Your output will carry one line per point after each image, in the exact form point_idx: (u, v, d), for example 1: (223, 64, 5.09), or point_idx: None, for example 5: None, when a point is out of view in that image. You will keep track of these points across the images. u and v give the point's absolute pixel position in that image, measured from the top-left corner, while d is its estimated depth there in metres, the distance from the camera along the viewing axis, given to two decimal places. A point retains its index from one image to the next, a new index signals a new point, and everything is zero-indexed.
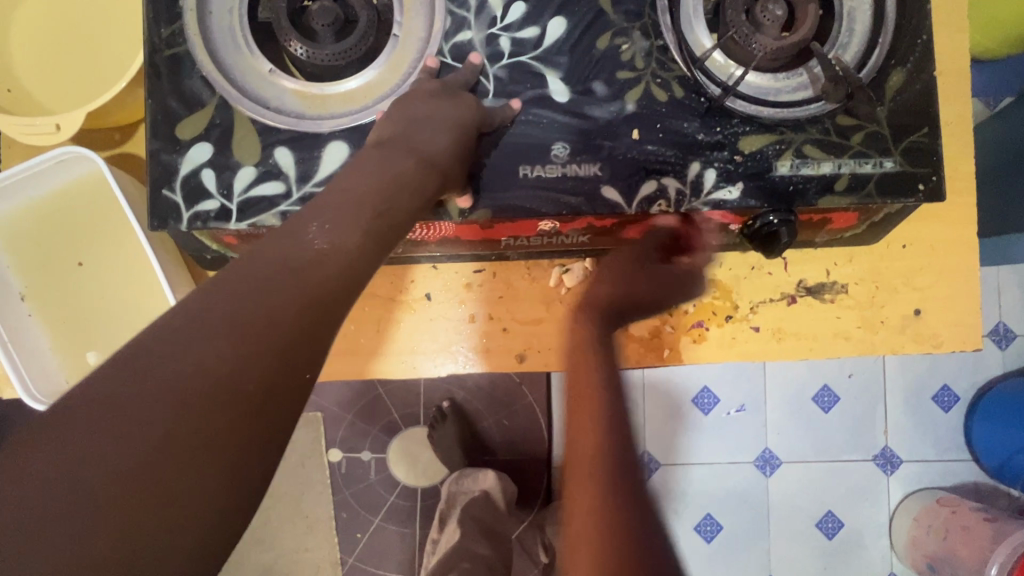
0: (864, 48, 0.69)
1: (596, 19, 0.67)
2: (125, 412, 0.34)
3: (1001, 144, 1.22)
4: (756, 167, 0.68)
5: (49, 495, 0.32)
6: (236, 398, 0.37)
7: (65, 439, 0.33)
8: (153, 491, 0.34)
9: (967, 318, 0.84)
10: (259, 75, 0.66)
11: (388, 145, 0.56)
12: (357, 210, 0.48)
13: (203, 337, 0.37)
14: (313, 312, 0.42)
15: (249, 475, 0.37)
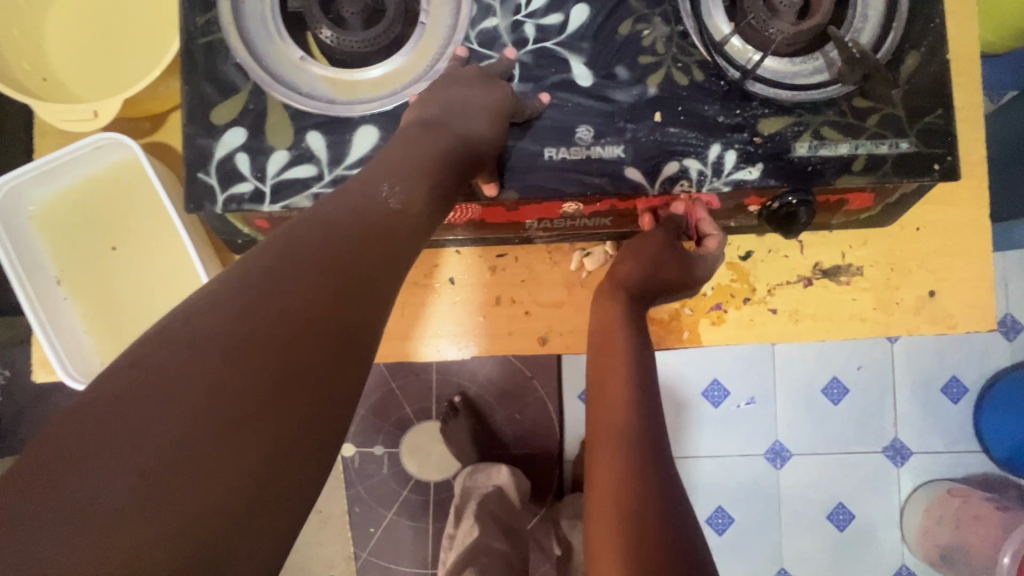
0: (878, 32, 0.71)
1: (618, 6, 0.69)
2: (234, 347, 0.38)
3: (1009, 133, 1.24)
4: (775, 148, 0.69)
5: (171, 421, 0.34)
6: (329, 335, 0.42)
7: (181, 370, 0.36)
8: (268, 415, 0.37)
9: (980, 299, 0.86)
10: (291, 62, 0.68)
11: (433, 127, 0.59)
12: (414, 180, 0.54)
13: (295, 277, 0.42)
14: (381, 268, 0.48)
15: (339, 406, 0.42)
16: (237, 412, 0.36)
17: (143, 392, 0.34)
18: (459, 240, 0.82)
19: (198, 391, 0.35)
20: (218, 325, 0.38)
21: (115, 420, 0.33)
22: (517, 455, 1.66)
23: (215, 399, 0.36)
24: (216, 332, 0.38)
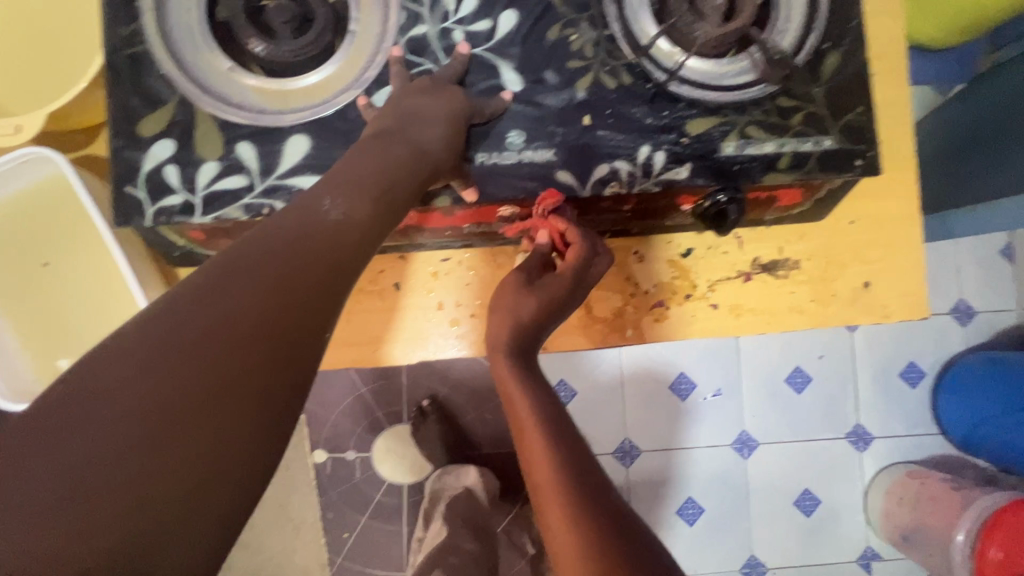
0: (800, 33, 0.73)
1: (546, 11, 0.70)
2: (174, 359, 0.38)
3: (952, 126, 1.28)
4: (703, 148, 0.71)
5: (106, 433, 0.35)
6: (274, 344, 0.42)
7: (122, 382, 0.36)
8: (208, 426, 0.38)
9: (912, 289, 0.89)
10: (219, 73, 0.68)
11: (386, 136, 0.59)
12: (356, 192, 0.53)
13: (241, 291, 0.42)
14: (332, 275, 0.47)
15: (282, 414, 0.42)
16: (175, 422, 0.37)
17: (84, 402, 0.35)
18: (405, 245, 0.83)
19: (138, 402, 0.36)
20: (161, 336, 0.38)
21: (52, 431, 0.34)
22: (489, 455, 1.67)
23: (153, 410, 0.36)
24: (157, 344, 0.38)
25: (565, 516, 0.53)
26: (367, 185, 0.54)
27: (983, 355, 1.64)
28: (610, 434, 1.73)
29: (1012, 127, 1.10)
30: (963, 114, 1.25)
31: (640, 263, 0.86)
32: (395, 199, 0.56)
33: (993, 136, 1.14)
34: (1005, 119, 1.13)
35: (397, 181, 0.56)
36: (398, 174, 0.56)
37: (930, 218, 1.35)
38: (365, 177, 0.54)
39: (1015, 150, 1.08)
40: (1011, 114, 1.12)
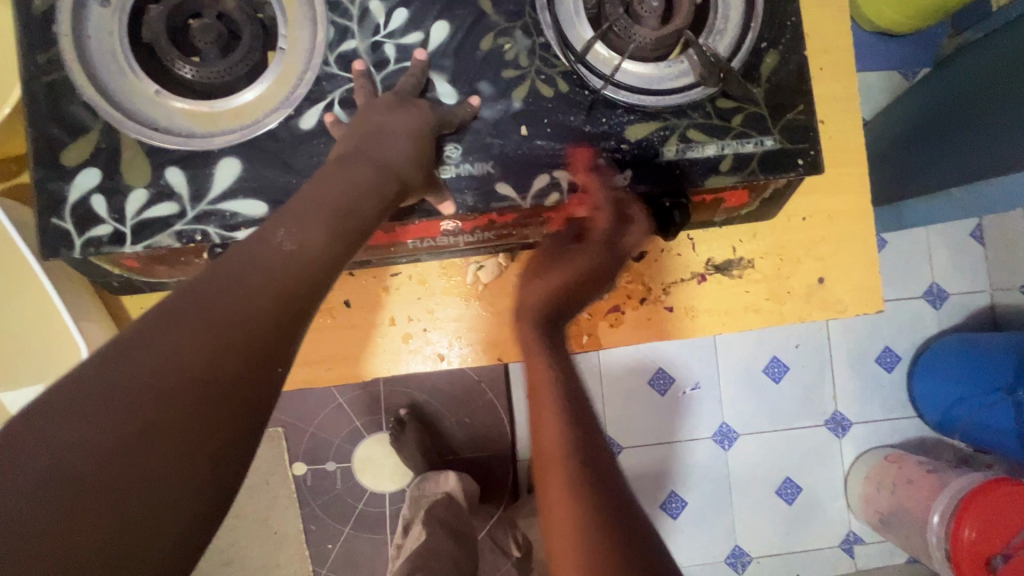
0: (738, 34, 0.72)
1: (478, 21, 0.69)
2: (90, 417, 0.34)
3: (912, 113, 1.28)
4: (643, 154, 0.70)
5: (2, 511, 0.31)
6: (208, 394, 0.38)
7: (29, 445, 0.33)
8: (123, 490, 0.34)
9: (867, 283, 0.89)
10: (145, 97, 0.66)
11: (349, 157, 0.56)
12: (311, 221, 0.48)
13: (170, 343, 0.38)
14: (280, 314, 0.43)
15: (217, 473, 0.38)
16: (85, 488, 0.33)
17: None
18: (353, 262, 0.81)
19: (44, 466, 0.33)
20: (78, 392, 0.35)
21: None
22: (470, 461, 1.67)
23: (62, 475, 0.33)
24: (72, 401, 0.35)
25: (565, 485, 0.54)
26: (322, 213, 0.49)
27: (957, 337, 1.64)
28: (591, 432, 1.74)
29: (968, 118, 1.10)
30: (925, 102, 1.24)
31: None
32: (356, 226, 0.51)
33: (948, 127, 1.14)
34: (963, 110, 1.12)
35: (355, 206, 0.51)
36: (359, 200, 0.52)
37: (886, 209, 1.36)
38: (322, 204, 0.50)
39: (968, 142, 1.08)
40: (969, 105, 1.11)
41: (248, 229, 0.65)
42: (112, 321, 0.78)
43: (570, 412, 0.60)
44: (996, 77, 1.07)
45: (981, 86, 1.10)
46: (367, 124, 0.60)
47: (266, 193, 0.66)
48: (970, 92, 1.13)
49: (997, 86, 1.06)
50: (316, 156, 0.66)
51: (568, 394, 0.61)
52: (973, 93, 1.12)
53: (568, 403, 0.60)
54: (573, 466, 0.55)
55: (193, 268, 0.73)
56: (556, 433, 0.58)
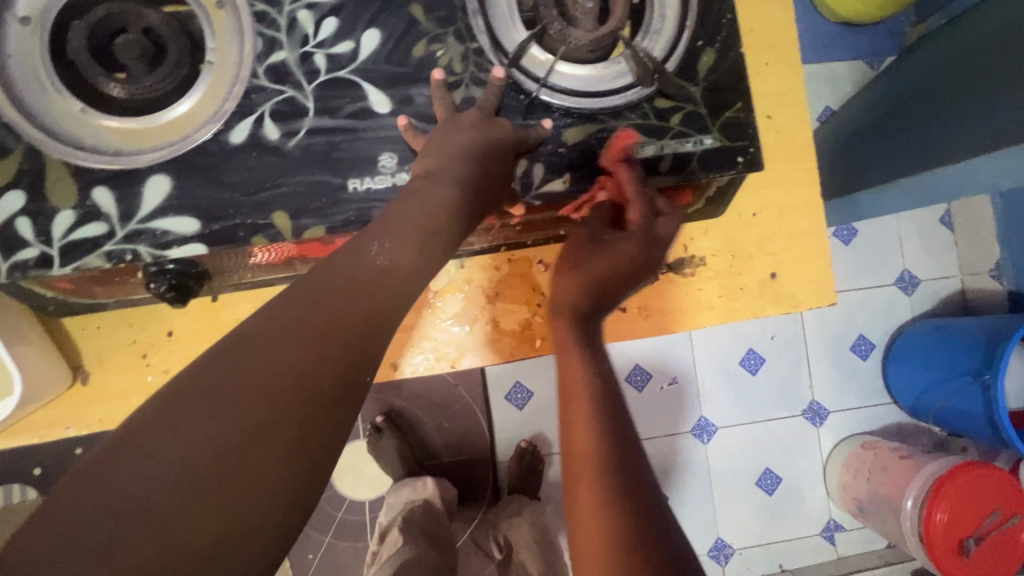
0: (674, 33, 0.72)
1: (409, 28, 0.68)
2: (222, 404, 0.40)
3: (876, 102, 1.29)
4: (580, 157, 0.70)
5: (166, 463, 0.37)
6: (308, 392, 0.43)
7: (173, 428, 0.38)
8: (236, 472, 0.39)
9: (819, 275, 0.89)
10: (71, 115, 0.65)
11: (436, 175, 0.59)
12: (397, 236, 0.54)
13: (290, 339, 0.44)
14: (366, 327, 0.48)
15: (320, 455, 0.43)
16: (208, 469, 0.38)
17: (141, 446, 0.37)
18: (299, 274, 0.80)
19: (181, 446, 0.38)
20: (213, 384, 0.41)
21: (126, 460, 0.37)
22: (449, 466, 1.60)
23: (195, 456, 0.38)
24: (208, 392, 0.41)
25: (594, 493, 0.50)
26: (409, 229, 0.55)
27: (929, 324, 1.57)
28: None
29: (930, 105, 1.09)
30: (893, 91, 1.23)
31: (545, 272, 0.87)
32: (440, 243, 0.57)
33: (909, 115, 1.13)
34: (925, 97, 1.12)
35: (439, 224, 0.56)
36: (445, 217, 0.57)
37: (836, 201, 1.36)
38: (410, 218, 0.56)
39: (922, 131, 1.07)
40: (931, 91, 1.11)
41: (180, 247, 0.64)
42: (54, 344, 0.76)
43: (602, 419, 0.56)
44: (960, 61, 1.07)
45: (944, 73, 1.10)
46: (444, 143, 0.61)
47: (198, 210, 0.65)
48: (935, 79, 1.12)
49: (961, 70, 1.05)
50: (247, 170, 0.66)
51: (599, 401, 0.57)
52: (936, 80, 1.12)
53: (602, 410, 0.57)
54: (602, 473, 0.51)
55: (131, 287, 0.72)
56: (589, 439, 0.55)
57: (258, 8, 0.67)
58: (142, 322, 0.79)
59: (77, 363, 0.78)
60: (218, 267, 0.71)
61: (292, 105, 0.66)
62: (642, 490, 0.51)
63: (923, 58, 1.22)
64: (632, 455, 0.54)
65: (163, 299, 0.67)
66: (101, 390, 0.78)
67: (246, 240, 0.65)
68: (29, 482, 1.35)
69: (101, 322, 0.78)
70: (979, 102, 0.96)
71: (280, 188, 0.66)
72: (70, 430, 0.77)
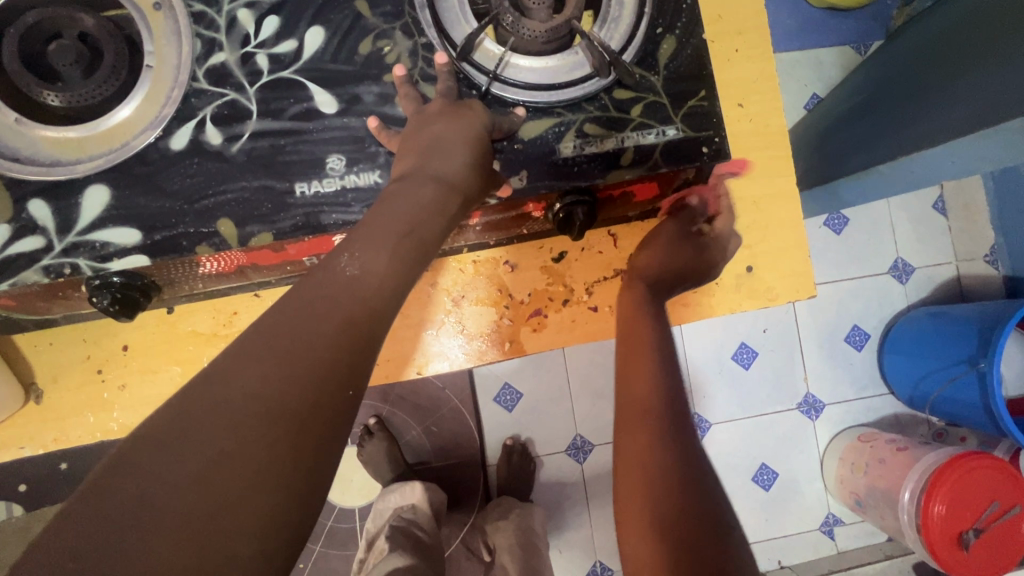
0: (633, 20, 0.69)
1: (354, 24, 0.66)
2: (185, 437, 0.36)
3: (863, 87, 1.25)
4: (538, 152, 0.67)
5: (121, 512, 0.33)
6: (277, 419, 0.38)
7: (128, 475, 0.34)
8: (201, 517, 0.34)
9: (797, 268, 0.87)
10: (6, 126, 0.63)
11: (409, 177, 0.55)
12: (370, 241, 0.49)
13: (254, 364, 0.40)
14: (342, 342, 0.43)
15: (296, 488, 0.38)
16: (168, 517, 0.33)
17: (93, 500, 0.33)
18: (255, 283, 0.77)
19: (136, 495, 0.33)
20: (172, 423, 0.37)
21: (82, 512, 0.32)
22: (439, 471, 1.54)
23: (154, 503, 0.33)
24: (167, 431, 0.36)
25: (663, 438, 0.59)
26: (382, 233, 0.50)
27: (923, 311, 1.51)
28: (557, 434, 1.56)
29: (918, 86, 1.05)
30: (881, 75, 1.20)
31: (512, 272, 0.85)
32: (420, 243, 0.52)
33: (896, 98, 1.09)
34: (913, 79, 1.08)
35: (414, 223, 0.52)
36: (421, 218, 0.52)
37: (819, 188, 1.30)
38: (385, 222, 0.51)
39: (907, 113, 1.03)
40: (921, 71, 1.07)
41: (121, 258, 0.62)
42: (5, 363, 0.74)
43: (660, 386, 0.64)
44: (949, 38, 1.03)
45: (932, 53, 1.07)
46: (420, 137, 0.58)
47: (139, 220, 0.62)
48: (923, 59, 1.09)
49: (949, 48, 1.01)
50: (188, 177, 0.63)
51: (661, 368, 0.66)
52: (924, 60, 1.08)
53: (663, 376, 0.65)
54: (664, 432, 0.60)
55: (79, 301, 0.70)
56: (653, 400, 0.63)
57: (195, 9, 0.65)
58: (96, 337, 0.77)
59: (30, 381, 0.76)
60: (166, 278, 0.68)
61: (233, 108, 0.64)
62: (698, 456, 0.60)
63: (911, 38, 1.19)
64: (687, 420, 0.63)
65: (107, 314, 0.63)
66: (56, 409, 0.76)
67: (190, 250, 0.62)
68: (11, 500, 1.33)
69: (54, 337, 0.76)
70: (966, 80, 0.92)
71: (223, 196, 0.63)
72: (25, 450, 0.76)
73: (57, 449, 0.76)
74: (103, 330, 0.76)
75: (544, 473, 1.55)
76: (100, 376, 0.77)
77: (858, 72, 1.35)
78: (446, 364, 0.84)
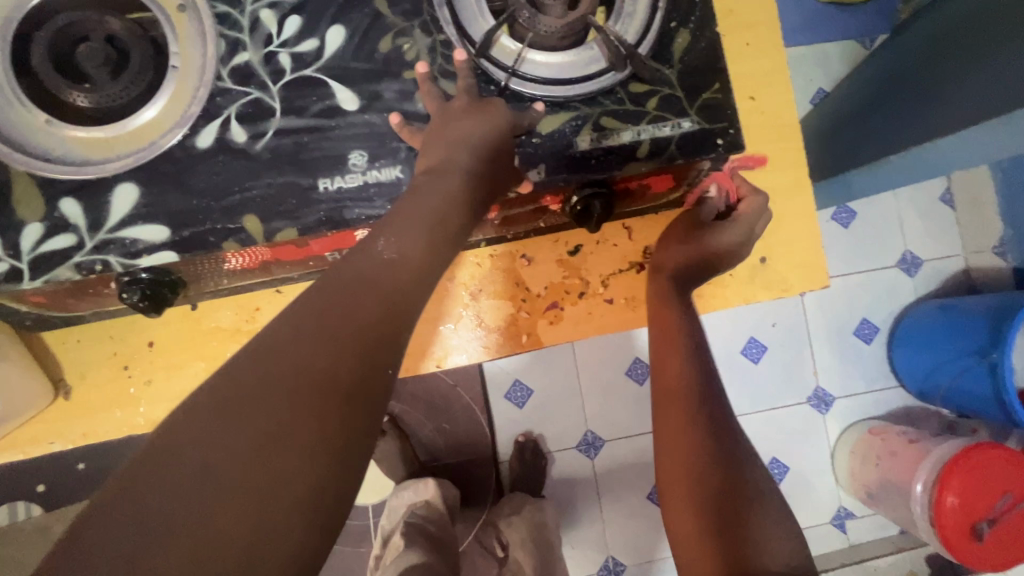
0: (647, 14, 0.70)
1: (374, 23, 0.67)
2: (239, 410, 0.38)
3: (871, 79, 1.26)
4: (555, 145, 0.68)
5: (185, 477, 0.35)
6: (325, 394, 0.40)
7: (188, 443, 0.37)
8: (256, 483, 0.36)
9: (810, 260, 0.88)
10: (36, 127, 0.64)
11: (436, 171, 0.56)
12: (403, 230, 0.51)
13: (300, 342, 0.42)
14: (381, 323, 0.45)
15: (342, 459, 0.40)
16: (225, 483, 0.36)
17: (155, 464, 0.35)
18: (277, 278, 0.78)
19: (197, 460, 0.36)
20: (226, 394, 0.39)
21: (149, 476, 0.35)
22: (451, 467, 1.55)
23: (214, 469, 0.36)
24: (222, 402, 0.38)
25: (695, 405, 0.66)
26: (413, 224, 0.51)
27: (934, 303, 1.51)
28: (568, 429, 1.56)
29: (927, 76, 1.05)
30: (889, 68, 1.20)
31: (529, 266, 0.86)
32: (448, 234, 0.53)
33: (905, 88, 1.09)
34: (922, 70, 1.08)
35: (443, 214, 0.53)
36: (449, 210, 0.54)
37: (828, 180, 1.30)
38: (414, 213, 0.52)
39: (916, 104, 1.03)
40: (929, 61, 1.07)
41: (150, 254, 0.63)
42: (34, 360, 0.75)
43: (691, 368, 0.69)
44: (956, 26, 1.03)
45: (940, 42, 1.07)
46: (445, 133, 0.59)
47: (167, 217, 0.64)
48: (931, 49, 1.09)
49: (957, 36, 1.02)
50: (214, 175, 0.65)
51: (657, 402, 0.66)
52: (933, 49, 1.08)
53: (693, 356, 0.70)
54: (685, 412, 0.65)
55: (108, 298, 0.72)
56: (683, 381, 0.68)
57: (220, 10, 0.66)
58: (122, 334, 0.78)
59: (58, 377, 0.77)
60: (192, 274, 0.70)
61: (257, 106, 0.66)
62: (722, 429, 0.65)
63: (920, 28, 1.19)
64: (720, 399, 0.68)
65: (137, 310, 0.65)
66: (84, 404, 0.77)
67: (217, 245, 0.64)
68: (31, 500, 1.35)
69: (80, 335, 0.78)
70: (977, 68, 0.92)
71: (248, 192, 0.64)
72: (54, 445, 0.77)
73: (85, 443, 0.78)
74: (128, 326, 0.77)
75: (555, 469, 1.56)
76: (127, 372, 0.78)
77: (864, 66, 1.36)
78: (464, 357, 0.86)
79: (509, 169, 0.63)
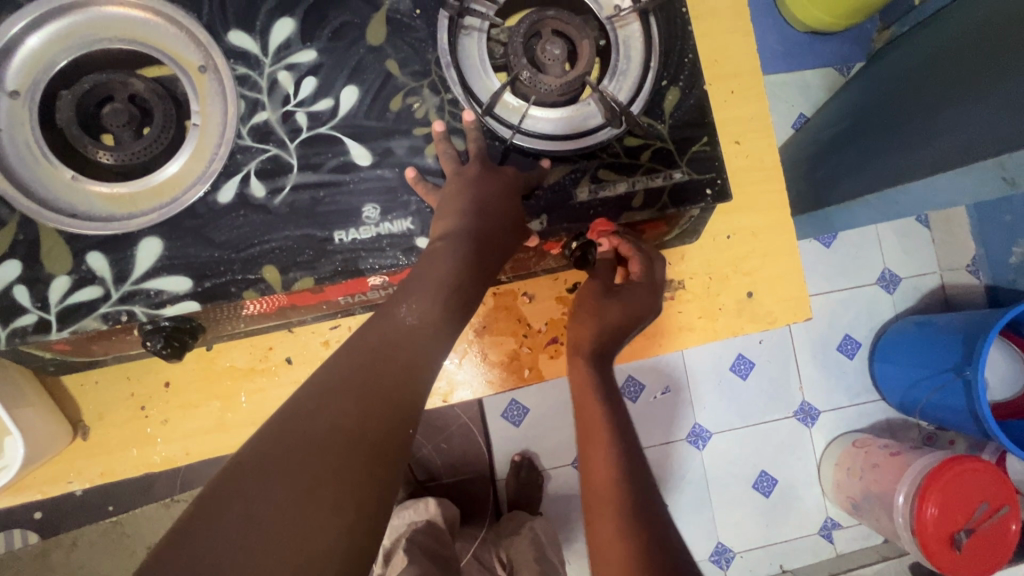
0: (640, 73, 0.75)
1: (385, 83, 0.71)
2: (280, 464, 0.41)
3: (849, 111, 1.32)
4: (559, 197, 0.73)
5: (231, 529, 0.38)
6: (356, 451, 0.44)
7: (231, 500, 0.39)
8: (294, 535, 0.39)
9: (794, 293, 0.93)
10: (62, 183, 0.67)
11: (452, 236, 0.61)
12: (422, 293, 0.56)
13: (335, 402, 0.45)
14: (404, 382, 0.49)
15: (369, 507, 0.42)
16: (265, 537, 0.38)
17: (205, 518, 0.38)
18: (290, 320, 0.81)
19: (241, 515, 0.39)
20: (267, 452, 0.42)
21: (198, 529, 0.38)
22: (447, 486, 1.57)
23: (258, 523, 0.39)
24: (267, 457, 0.42)
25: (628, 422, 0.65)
26: (429, 288, 0.56)
27: (913, 319, 1.57)
28: (564, 446, 1.60)
29: (899, 116, 1.12)
30: (866, 101, 1.27)
31: (529, 303, 0.91)
32: (462, 297, 0.58)
33: (880, 126, 1.16)
34: (895, 108, 1.16)
35: (458, 279, 0.58)
36: (459, 274, 0.58)
37: (811, 213, 1.35)
38: (428, 280, 0.57)
39: (890, 144, 1.11)
40: (904, 100, 1.14)
41: (174, 304, 0.66)
42: (53, 402, 0.78)
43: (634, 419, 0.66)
44: (930, 73, 1.11)
45: (916, 84, 1.13)
46: (457, 196, 0.64)
47: (190, 268, 0.67)
48: (909, 88, 1.15)
49: (934, 81, 1.08)
50: (235, 229, 0.68)
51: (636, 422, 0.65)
52: (911, 88, 1.14)
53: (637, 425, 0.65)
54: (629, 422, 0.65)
55: (128, 343, 0.75)
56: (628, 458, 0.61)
57: (239, 72, 0.70)
58: (140, 374, 0.81)
59: (77, 418, 0.80)
60: (211, 320, 0.72)
61: (275, 163, 0.69)
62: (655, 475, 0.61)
63: (895, 66, 1.26)
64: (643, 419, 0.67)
65: (160, 356, 0.66)
66: (103, 443, 0.80)
67: (238, 295, 0.67)
68: (28, 527, 1.35)
69: (99, 376, 0.81)
70: (944, 118, 1.00)
71: (267, 246, 0.68)
72: (72, 484, 0.79)
73: (103, 482, 0.80)
74: (145, 367, 0.80)
75: (552, 485, 1.58)
76: (144, 412, 0.81)
77: (842, 96, 1.43)
78: (469, 392, 0.90)
79: (518, 224, 0.67)
